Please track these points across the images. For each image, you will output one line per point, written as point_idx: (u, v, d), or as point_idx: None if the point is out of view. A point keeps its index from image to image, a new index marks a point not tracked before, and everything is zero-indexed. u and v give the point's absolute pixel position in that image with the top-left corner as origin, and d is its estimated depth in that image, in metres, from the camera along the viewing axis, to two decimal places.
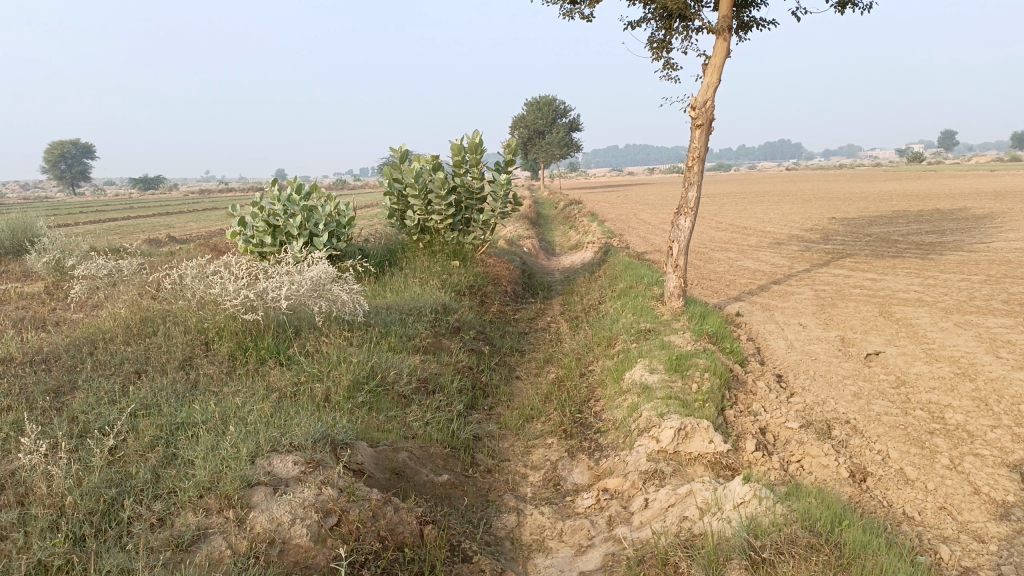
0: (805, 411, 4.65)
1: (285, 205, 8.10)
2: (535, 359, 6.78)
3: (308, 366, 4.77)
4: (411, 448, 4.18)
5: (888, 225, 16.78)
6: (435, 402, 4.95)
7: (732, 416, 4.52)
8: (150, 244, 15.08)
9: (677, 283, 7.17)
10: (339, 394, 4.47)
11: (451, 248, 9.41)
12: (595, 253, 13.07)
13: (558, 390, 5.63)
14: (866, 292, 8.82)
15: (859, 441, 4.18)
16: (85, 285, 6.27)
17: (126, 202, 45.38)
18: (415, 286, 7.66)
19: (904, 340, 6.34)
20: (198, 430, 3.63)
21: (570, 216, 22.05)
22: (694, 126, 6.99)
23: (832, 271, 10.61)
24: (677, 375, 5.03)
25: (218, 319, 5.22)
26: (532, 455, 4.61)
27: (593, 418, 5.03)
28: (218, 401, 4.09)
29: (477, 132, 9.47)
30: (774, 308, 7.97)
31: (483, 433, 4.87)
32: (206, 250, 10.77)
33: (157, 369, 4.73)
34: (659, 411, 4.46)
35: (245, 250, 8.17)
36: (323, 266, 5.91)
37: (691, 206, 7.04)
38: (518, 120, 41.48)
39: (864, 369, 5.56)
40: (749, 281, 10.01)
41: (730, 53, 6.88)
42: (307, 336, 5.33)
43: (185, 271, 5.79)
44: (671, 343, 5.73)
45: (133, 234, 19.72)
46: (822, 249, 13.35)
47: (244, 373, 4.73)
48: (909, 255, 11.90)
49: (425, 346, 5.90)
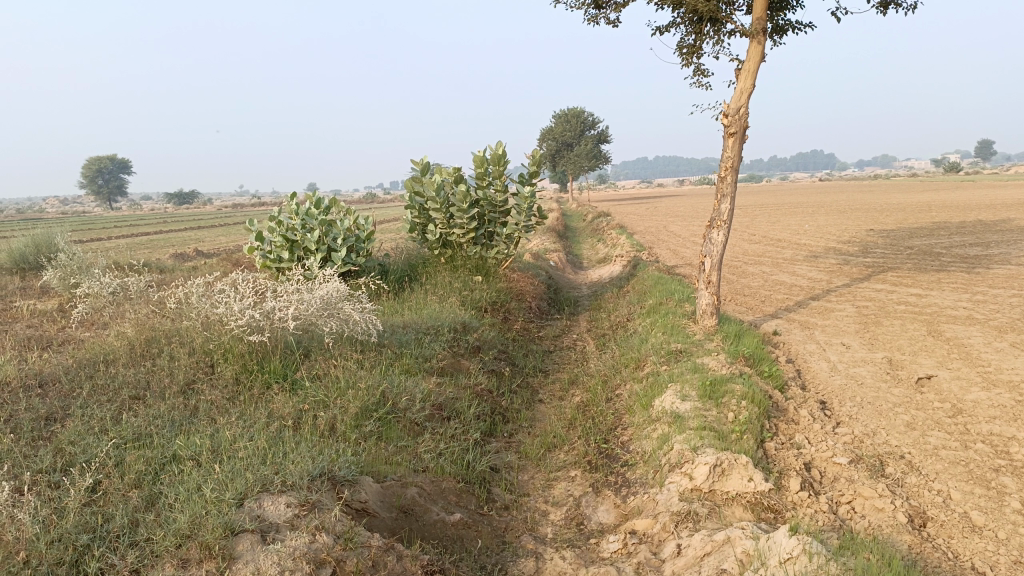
0: (854, 445, 4.23)
1: (303, 220, 7.86)
2: (559, 381, 6.43)
3: (314, 392, 4.46)
4: (421, 483, 3.85)
5: (928, 238, 16.14)
6: (450, 430, 4.62)
7: (772, 449, 4.12)
8: (175, 258, 15.02)
9: (709, 300, 6.77)
10: (345, 423, 4.16)
11: (474, 263, 9.11)
12: (624, 267, 12.67)
13: (582, 416, 5.27)
14: (911, 309, 8.33)
15: (916, 479, 3.76)
16: (92, 303, 6.04)
17: (157, 216, 45.84)
18: (435, 303, 7.35)
19: (957, 363, 5.87)
20: (189, 466, 3.34)
21: (599, 229, 21.65)
22: (727, 134, 6.61)
23: (874, 286, 10.11)
24: (711, 402, 4.63)
25: (223, 341, 4.95)
26: (553, 490, 4.25)
27: (620, 449, 4.65)
28: (214, 433, 3.80)
29: (501, 143, 9.16)
30: (813, 326, 7.53)
31: (501, 464, 4.53)
32: (227, 265, 10.59)
33: (156, 394, 4.46)
34: (691, 445, 4.07)
35: (263, 266, 7.94)
36: (335, 284, 5.62)
37: (725, 219, 6.64)
38: (546, 132, 41.21)
39: (916, 395, 5.12)
40: (786, 297, 9.55)
41: (764, 56, 6.50)
42: (317, 358, 5.03)
43: (191, 288, 5.53)
44: (705, 366, 5.34)
45: (161, 248, 19.73)
46: (861, 262, 12.83)
47: (247, 398, 4.44)
48: (954, 269, 11.35)
49: (442, 368, 5.58)
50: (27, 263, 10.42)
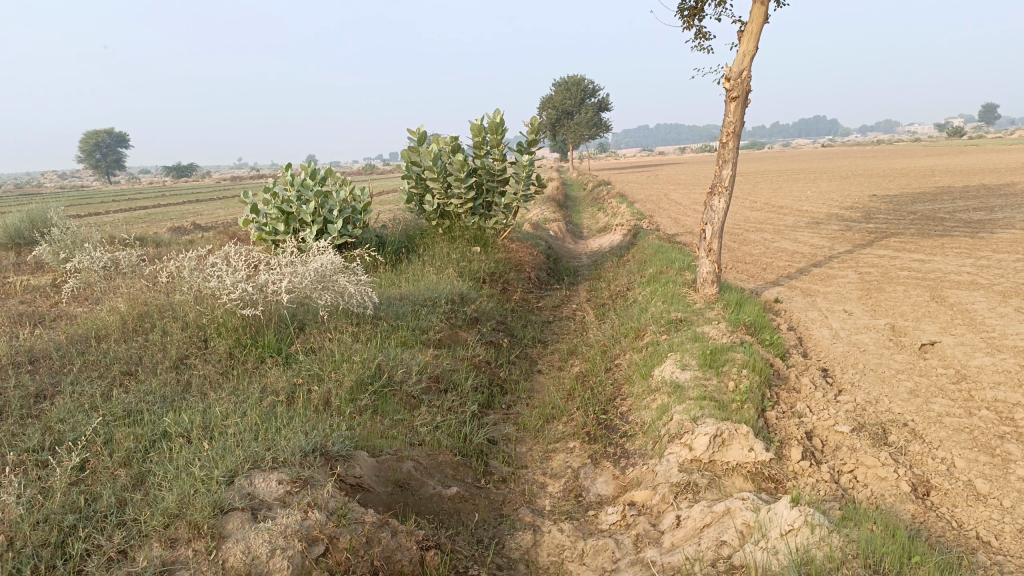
0: (856, 413, 4.17)
1: (298, 191, 7.75)
2: (559, 351, 6.37)
3: (308, 365, 4.40)
4: (417, 456, 3.80)
5: (932, 203, 15.97)
6: (447, 402, 4.56)
7: (773, 418, 4.06)
8: (173, 233, 14.92)
9: (710, 268, 6.67)
10: (340, 397, 4.10)
11: (472, 233, 9.00)
12: (624, 236, 12.57)
13: (581, 387, 5.21)
14: (915, 274, 8.23)
15: (919, 447, 3.70)
16: (85, 278, 5.95)
17: (157, 190, 45.67)
18: (433, 274, 7.27)
19: (961, 328, 5.79)
20: (179, 444, 3.29)
21: (599, 198, 21.48)
22: (729, 99, 6.47)
23: (876, 252, 10.00)
24: (711, 371, 4.56)
25: (215, 314, 4.87)
26: (551, 462, 4.20)
27: (619, 419, 4.59)
28: (206, 409, 3.75)
29: (498, 111, 9.01)
30: (815, 293, 7.45)
31: (499, 436, 4.48)
32: (223, 238, 10.48)
33: (148, 370, 4.41)
34: (691, 415, 4.01)
35: (258, 238, 7.85)
36: (329, 257, 5.54)
37: (726, 185, 6.52)
38: (546, 100, 40.76)
39: (919, 361, 5.05)
40: (787, 264, 9.46)
41: (767, 18, 6.33)
42: (311, 332, 4.96)
43: (183, 261, 5.44)
44: (706, 335, 5.26)
45: (159, 222, 19.59)
46: (864, 228, 12.71)
47: (240, 373, 4.38)
48: (958, 234, 11.23)
49: (439, 340, 5.52)
50: (22, 238, 10.32)
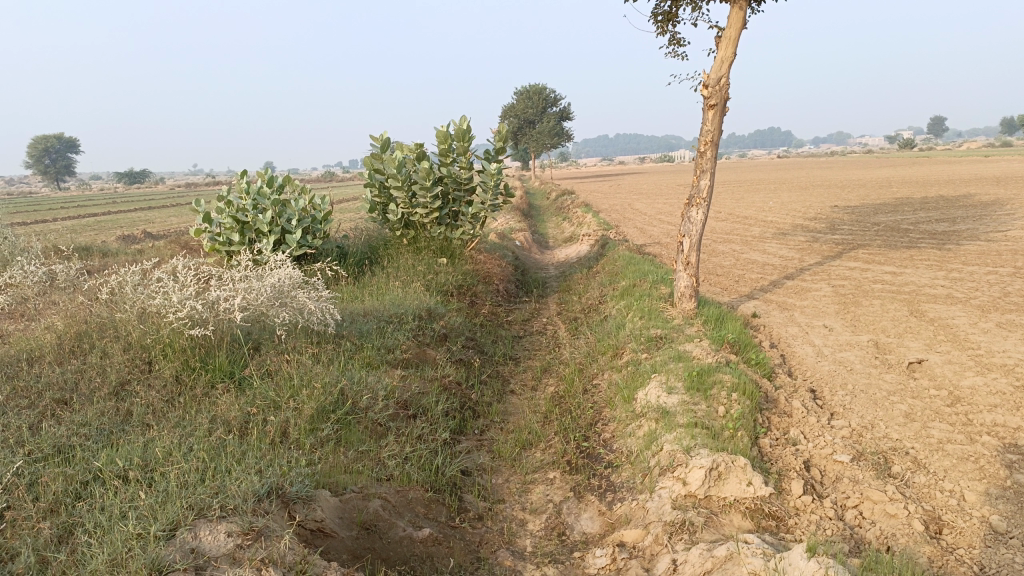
0: (854, 439, 3.93)
1: (254, 199, 7.33)
2: (531, 369, 6.06)
3: (264, 392, 4.01)
4: (385, 494, 3.44)
5: (894, 214, 16.05)
6: (417, 430, 4.21)
7: (767, 446, 3.80)
8: (123, 240, 14.31)
9: (688, 282, 6.41)
10: (299, 427, 3.73)
11: (438, 244, 8.66)
12: (592, 246, 12.33)
13: (558, 411, 4.91)
14: (889, 287, 8.10)
15: (924, 479, 3.47)
16: (18, 293, 5.45)
17: (108, 197, 44.33)
18: (398, 288, 6.90)
19: (946, 345, 5.63)
20: (115, 488, 2.90)
21: (564, 206, 21.26)
22: (706, 106, 6.24)
23: (847, 264, 9.90)
24: (699, 394, 4.29)
25: (162, 334, 4.45)
26: (530, 495, 3.88)
27: (602, 446, 4.29)
28: (147, 445, 3.34)
29: (465, 118, 8.68)
30: (792, 307, 7.26)
31: (473, 466, 4.14)
32: (175, 247, 9.95)
33: (84, 398, 3.98)
34: (682, 445, 3.72)
35: (211, 249, 7.40)
36: (287, 271, 5.15)
37: (704, 195, 6.28)
38: (508, 108, 40.58)
39: (909, 382, 4.85)
40: (760, 276, 9.30)
41: (746, 22, 6.11)
42: (268, 352, 4.57)
43: (125, 275, 4.99)
44: (689, 355, 4.99)
45: (108, 230, 18.83)
46: (831, 239, 12.67)
47: (187, 401, 3.98)
48: (925, 246, 11.22)
49: (407, 359, 5.17)
50: None
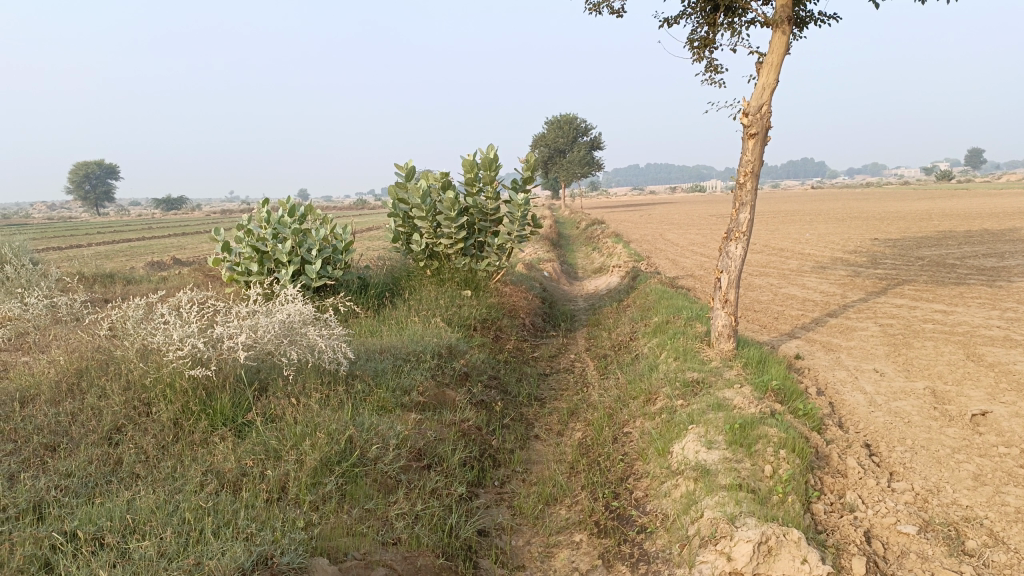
0: (919, 506, 3.49)
1: (274, 229, 7.09)
2: (558, 412, 5.69)
3: (266, 439, 3.70)
4: (390, 561, 3.07)
5: (938, 248, 15.42)
6: (431, 483, 3.85)
7: (820, 514, 3.38)
8: (149, 266, 14.26)
9: (726, 321, 6.00)
10: (300, 482, 3.40)
11: (462, 276, 8.36)
12: (623, 278, 11.95)
13: (584, 461, 4.53)
14: (941, 328, 7.59)
15: (1005, 557, 3.00)
16: (23, 325, 5.22)
17: (144, 222, 45.05)
18: (418, 323, 6.59)
19: (1011, 395, 5.14)
20: (85, 557, 2.59)
21: (594, 236, 20.89)
22: (746, 135, 5.88)
23: (892, 301, 9.39)
24: (742, 450, 3.88)
25: (161, 374, 4.16)
26: (553, 562, 3.49)
27: (634, 506, 3.89)
28: (130, 502, 3.03)
29: (492, 146, 8.41)
30: (837, 348, 6.81)
31: (491, 525, 3.77)
32: (198, 276, 9.76)
33: (74, 444, 3.69)
34: (726, 512, 3.32)
35: (229, 279, 7.16)
36: (299, 306, 4.85)
37: (743, 229, 5.90)
38: (539, 138, 40.52)
39: (974, 437, 4.37)
40: (800, 313, 8.84)
41: (789, 47, 5.75)
42: (274, 394, 4.26)
43: (130, 309, 4.72)
44: (729, 403, 4.58)
45: (139, 256, 18.89)
46: (873, 274, 12.16)
47: (183, 449, 3.67)
48: (974, 282, 10.67)
49: (424, 401, 4.84)
50: None
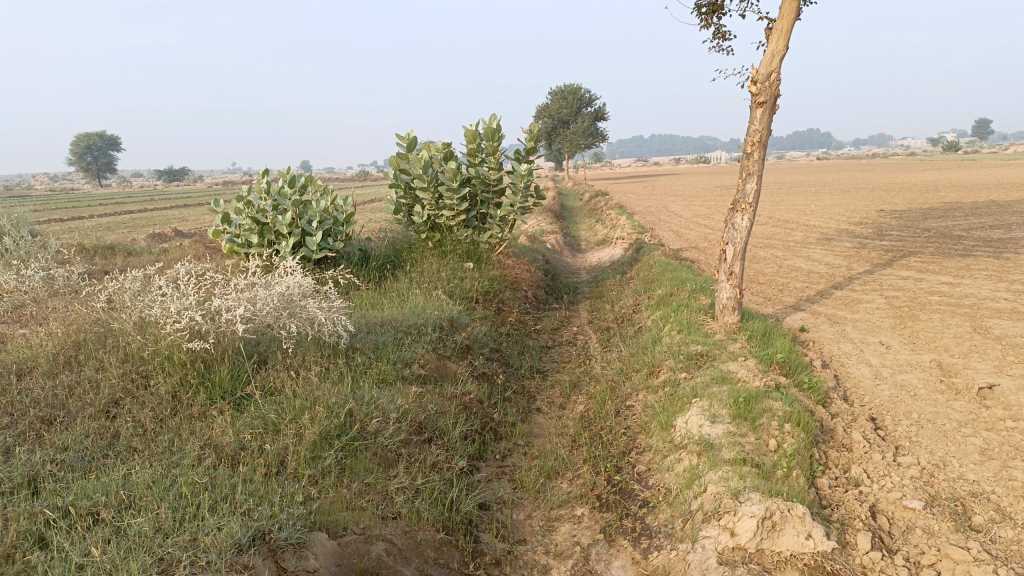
0: (925, 481, 3.44)
1: (274, 200, 7.01)
2: (560, 384, 5.65)
3: (265, 412, 3.66)
4: (390, 536, 3.04)
5: (944, 219, 15.28)
6: (432, 457, 3.82)
7: (825, 488, 3.35)
8: (151, 238, 14.20)
9: (730, 293, 5.94)
10: (299, 456, 3.37)
11: (464, 247, 8.28)
12: (626, 250, 11.86)
13: (587, 435, 4.50)
14: (947, 300, 7.51)
15: (1013, 532, 2.96)
16: (20, 298, 5.16)
17: (146, 194, 44.93)
18: (420, 295, 6.53)
19: (1018, 368, 5.08)
20: (80, 533, 2.56)
21: (597, 208, 20.76)
22: (754, 104, 5.76)
23: (898, 272, 9.31)
24: (746, 424, 3.84)
25: (159, 347, 4.11)
26: (555, 536, 3.47)
27: (636, 480, 3.86)
28: (127, 477, 3.00)
29: (494, 116, 8.28)
30: (842, 320, 6.74)
31: (492, 499, 3.74)
32: (198, 248, 9.69)
33: (71, 417, 3.65)
34: (729, 487, 3.28)
35: (229, 251, 7.10)
36: (299, 279, 4.79)
37: (750, 200, 5.81)
38: (543, 109, 40.15)
39: (981, 411, 4.32)
40: (805, 285, 8.77)
41: (799, 13, 5.61)
42: (273, 367, 4.22)
43: (127, 282, 4.66)
44: (733, 377, 4.53)
45: (141, 228, 18.82)
46: (879, 245, 12.05)
47: (181, 422, 3.63)
48: (981, 254, 10.57)
49: (425, 374, 4.79)
50: None
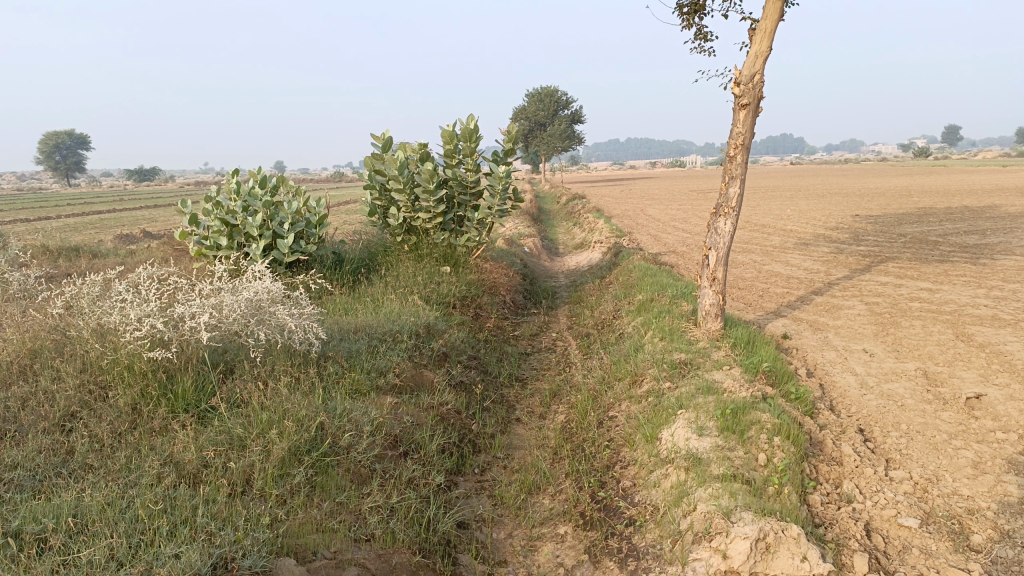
0: (919, 497, 3.33)
1: (244, 201, 6.77)
2: (539, 393, 5.49)
3: (231, 426, 3.46)
4: (363, 560, 2.87)
5: (919, 225, 15.37)
6: (407, 473, 3.64)
7: (818, 506, 3.22)
8: (119, 240, 13.82)
9: (713, 300, 5.82)
10: (266, 473, 3.18)
11: (441, 251, 8.10)
12: (604, 254, 11.74)
13: (568, 448, 4.35)
14: (927, 306, 7.47)
15: (1013, 552, 2.85)
16: None
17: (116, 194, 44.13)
18: (395, 301, 6.34)
19: (1004, 377, 5.01)
20: (25, 563, 2.35)
21: (575, 211, 20.65)
22: (737, 106, 5.64)
23: (877, 278, 9.28)
24: (734, 437, 3.71)
25: (118, 355, 3.89)
26: (537, 556, 3.32)
27: (621, 496, 3.71)
28: (79, 498, 2.79)
29: (471, 117, 8.11)
30: (824, 327, 6.66)
31: (471, 517, 3.57)
32: (166, 250, 9.40)
33: (22, 431, 3.42)
34: (720, 505, 3.14)
35: (198, 254, 6.85)
36: (268, 284, 4.58)
37: (733, 204, 5.69)
38: (520, 111, 40.06)
39: (971, 422, 4.23)
40: (785, 290, 8.70)
41: (783, 13, 5.50)
42: (240, 377, 4.01)
43: (86, 287, 4.42)
44: (719, 387, 4.39)
45: (108, 228, 18.34)
46: (856, 251, 12.05)
47: (140, 438, 3.42)
48: (958, 260, 10.59)
49: (401, 384, 4.61)
50: None
